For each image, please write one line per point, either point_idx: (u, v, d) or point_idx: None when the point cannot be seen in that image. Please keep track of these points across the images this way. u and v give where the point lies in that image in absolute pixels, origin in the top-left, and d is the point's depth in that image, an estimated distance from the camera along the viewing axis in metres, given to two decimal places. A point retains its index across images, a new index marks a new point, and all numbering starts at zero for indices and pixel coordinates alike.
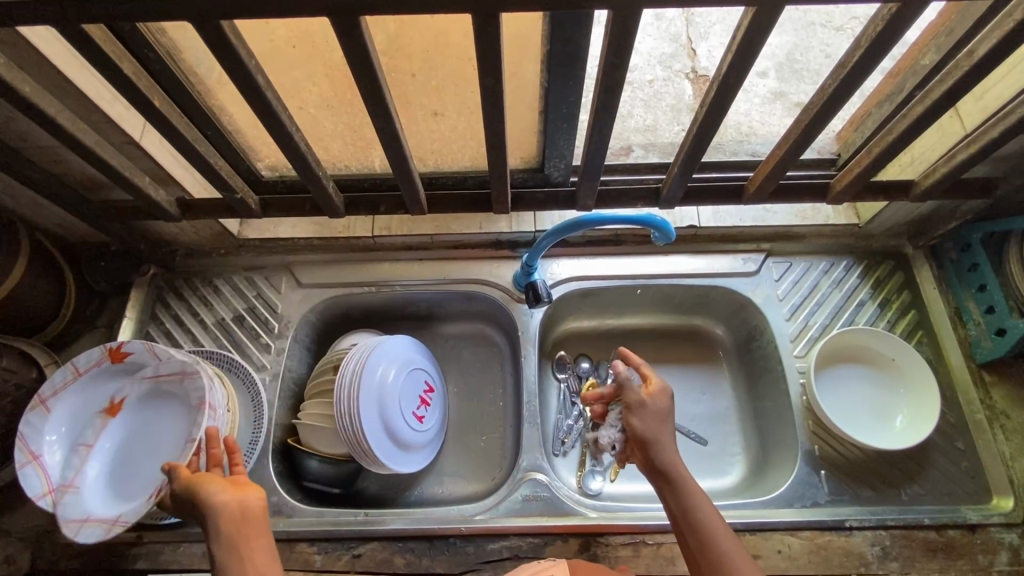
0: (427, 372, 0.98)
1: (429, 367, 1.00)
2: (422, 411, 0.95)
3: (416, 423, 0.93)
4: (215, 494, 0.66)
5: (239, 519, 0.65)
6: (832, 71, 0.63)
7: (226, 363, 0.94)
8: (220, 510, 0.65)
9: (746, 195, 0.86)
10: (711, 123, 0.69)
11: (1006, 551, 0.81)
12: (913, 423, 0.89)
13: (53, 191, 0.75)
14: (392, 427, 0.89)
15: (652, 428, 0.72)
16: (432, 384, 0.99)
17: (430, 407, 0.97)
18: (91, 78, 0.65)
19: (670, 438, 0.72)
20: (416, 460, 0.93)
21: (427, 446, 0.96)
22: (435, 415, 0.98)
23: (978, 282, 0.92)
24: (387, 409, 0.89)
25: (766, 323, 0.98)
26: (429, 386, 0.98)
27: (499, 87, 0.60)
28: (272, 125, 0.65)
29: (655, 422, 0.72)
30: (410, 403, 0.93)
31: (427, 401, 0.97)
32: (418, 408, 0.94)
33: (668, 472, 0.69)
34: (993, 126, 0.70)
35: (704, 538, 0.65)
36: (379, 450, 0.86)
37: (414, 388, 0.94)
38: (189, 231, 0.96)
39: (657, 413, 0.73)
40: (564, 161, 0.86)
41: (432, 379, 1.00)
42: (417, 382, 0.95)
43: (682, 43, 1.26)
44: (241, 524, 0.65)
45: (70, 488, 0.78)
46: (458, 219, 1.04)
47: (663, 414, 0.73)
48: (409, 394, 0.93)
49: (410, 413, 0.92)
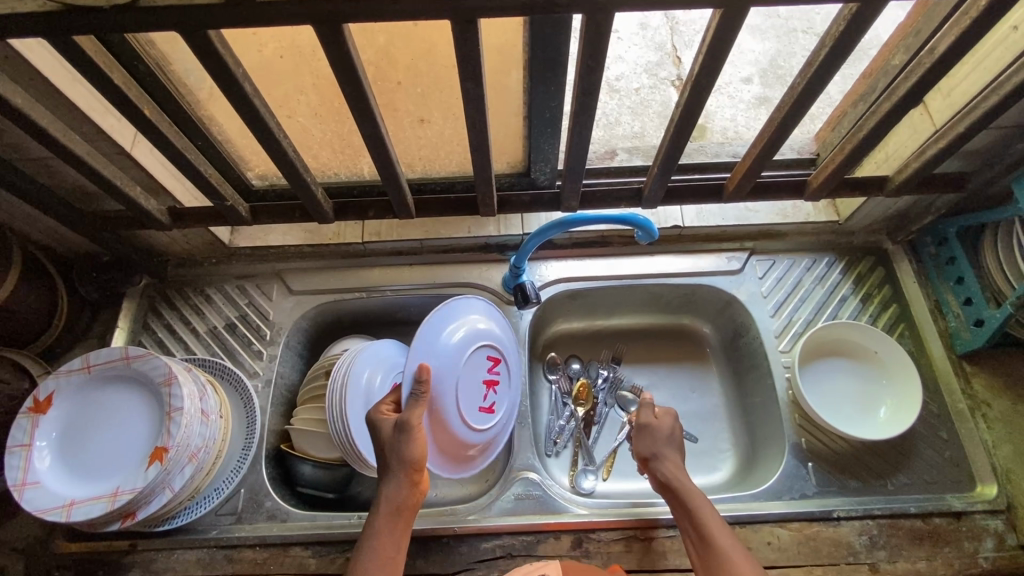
0: (489, 344, 0.88)
1: (491, 333, 0.90)
2: (490, 393, 0.88)
3: (487, 412, 0.87)
4: (398, 467, 0.71)
5: (392, 509, 0.69)
6: (800, 71, 0.66)
7: (218, 370, 0.95)
8: (398, 491, 0.70)
9: (726, 194, 0.88)
10: (688, 121, 0.72)
11: (991, 537, 0.83)
12: (896, 414, 0.90)
13: (44, 202, 0.76)
14: (452, 431, 0.83)
15: (654, 449, 0.77)
16: (497, 354, 0.89)
17: (498, 380, 0.90)
18: (82, 89, 0.67)
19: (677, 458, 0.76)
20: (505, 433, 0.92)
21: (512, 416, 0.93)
22: (507, 384, 0.91)
23: (956, 275, 0.94)
24: (438, 412, 0.82)
25: (751, 320, 1.00)
26: (494, 360, 0.89)
27: (479, 91, 0.62)
28: (260, 132, 0.66)
29: (659, 441, 0.77)
30: (475, 396, 0.86)
31: (495, 378, 0.89)
32: (486, 397, 0.87)
33: (671, 485, 0.74)
34: (961, 120, 0.72)
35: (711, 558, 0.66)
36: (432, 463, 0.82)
37: (475, 376, 0.86)
38: (181, 240, 0.97)
39: (665, 435, 0.78)
40: (549, 164, 0.88)
41: (498, 345, 0.90)
42: (478, 363, 0.87)
43: (667, 51, 1.30)
44: (392, 513, 0.69)
45: (29, 485, 0.76)
46: (447, 223, 1.05)
47: (664, 439, 0.78)
48: (471, 385, 0.85)
49: (478, 407, 0.86)
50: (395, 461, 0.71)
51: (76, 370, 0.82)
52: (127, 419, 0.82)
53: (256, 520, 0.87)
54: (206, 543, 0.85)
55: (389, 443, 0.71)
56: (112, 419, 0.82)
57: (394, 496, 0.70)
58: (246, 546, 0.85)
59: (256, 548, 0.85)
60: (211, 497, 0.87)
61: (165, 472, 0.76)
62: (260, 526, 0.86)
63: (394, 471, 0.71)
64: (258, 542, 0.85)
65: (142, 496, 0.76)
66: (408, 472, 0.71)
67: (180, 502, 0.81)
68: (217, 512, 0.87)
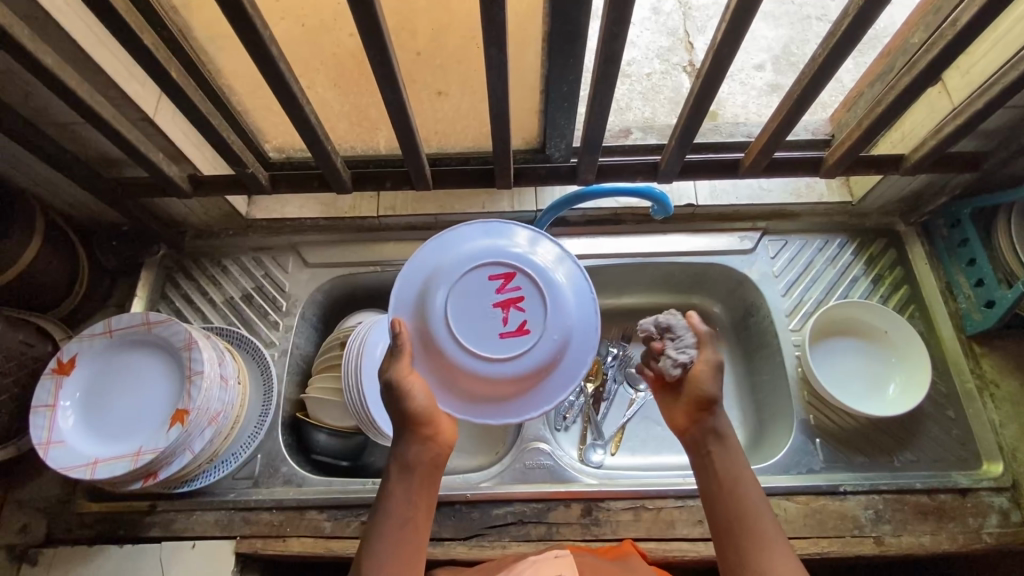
0: (487, 258, 0.68)
1: (490, 246, 0.70)
2: (513, 314, 0.67)
3: (520, 338, 0.66)
4: (404, 423, 0.67)
5: (403, 468, 0.66)
6: (822, 41, 0.66)
7: (235, 338, 0.97)
8: (406, 448, 0.67)
9: (742, 169, 0.89)
10: (708, 90, 0.72)
11: (996, 513, 0.84)
12: (905, 392, 0.91)
13: (69, 166, 0.78)
14: (479, 373, 0.65)
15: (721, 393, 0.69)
16: (502, 265, 0.68)
17: (521, 296, 0.68)
18: (109, 53, 0.68)
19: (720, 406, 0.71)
20: (576, 357, 0.68)
21: (575, 330, 0.69)
22: (538, 297, 0.68)
23: (968, 257, 0.94)
24: (445, 359, 0.66)
25: (762, 299, 1.00)
26: (499, 273, 0.68)
27: (503, 56, 0.63)
28: (286, 96, 0.67)
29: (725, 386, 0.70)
30: (486, 322, 0.66)
31: (513, 295, 0.68)
32: (506, 318, 0.67)
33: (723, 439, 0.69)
34: (979, 97, 0.73)
35: (745, 515, 0.64)
36: (476, 416, 0.67)
37: (479, 302, 0.67)
38: (198, 210, 0.99)
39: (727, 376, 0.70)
40: (564, 140, 0.87)
41: (502, 257, 0.69)
42: (478, 284, 0.68)
43: (679, 36, 1.30)
44: (402, 472, 0.66)
45: (53, 444, 0.77)
46: (460, 198, 1.05)
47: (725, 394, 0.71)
48: (476, 312, 0.67)
49: (497, 334, 0.66)
50: (397, 418, 0.67)
51: (99, 334, 0.84)
52: (148, 382, 0.83)
53: (273, 484, 0.89)
54: (224, 505, 0.87)
55: (389, 400, 0.67)
56: (133, 383, 0.84)
57: (404, 451, 0.67)
58: (263, 509, 0.87)
59: (273, 511, 0.87)
60: (230, 460, 0.89)
61: (186, 434, 0.78)
62: (276, 490, 0.88)
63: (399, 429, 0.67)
64: (275, 505, 0.87)
65: (164, 456, 0.77)
66: (413, 430, 0.67)
67: (199, 464, 0.83)
68: (234, 476, 0.89)
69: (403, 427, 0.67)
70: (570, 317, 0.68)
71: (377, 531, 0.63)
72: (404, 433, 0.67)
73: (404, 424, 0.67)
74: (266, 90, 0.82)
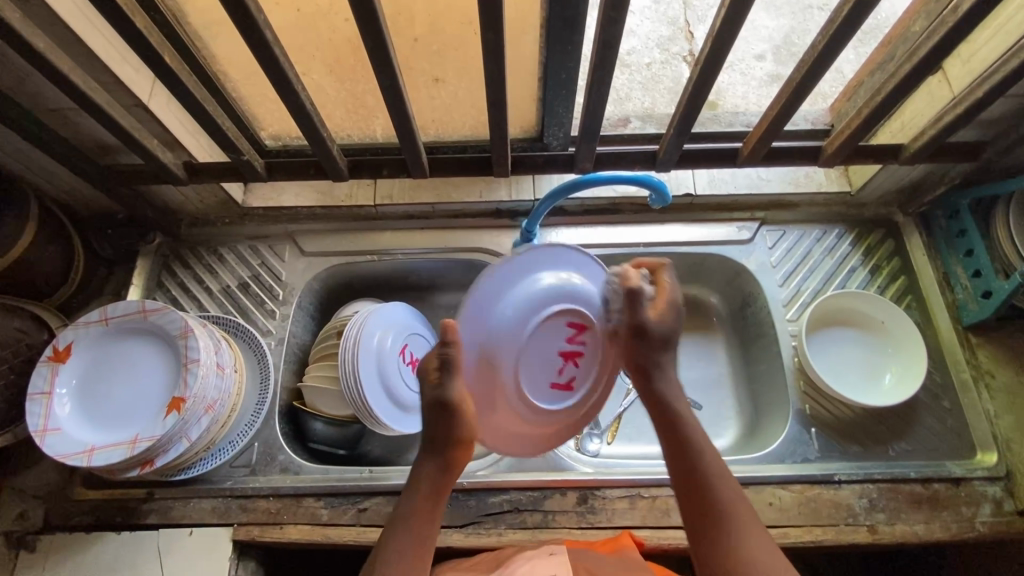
0: (573, 308, 0.71)
1: (574, 292, 0.72)
2: (566, 366, 0.73)
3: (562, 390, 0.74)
4: (445, 444, 0.67)
5: (435, 486, 0.67)
6: (823, 27, 0.66)
7: (232, 327, 0.96)
8: (441, 467, 0.68)
9: (740, 158, 0.88)
10: (707, 78, 0.71)
11: (989, 503, 0.84)
12: (901, 381, 0.92)
13: (63, 153, 0.77)
14: (519, 417, 0.71)
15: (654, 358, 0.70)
16: (579, 319, 0.72)
17: (579, 351, 0.74)
18: (102, 38, 0.67)
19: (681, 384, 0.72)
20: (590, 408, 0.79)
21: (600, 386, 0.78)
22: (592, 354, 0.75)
23: (966, 247, 0.94)
24: (500, 398, 0.69)
25: (759, 289, 1.00)
26: (576, 326, 0.72)
27: (500, 41, 0.62)
28: (280, 80, 0.67)
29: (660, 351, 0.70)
30: (547, 369, 0.72)
31: (576, 348, 0.73)
32: (562, 370, 0.73)
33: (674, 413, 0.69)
34: (979, 85, 0.72)
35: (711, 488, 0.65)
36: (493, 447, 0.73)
37: (547, 349, 0.71)
38: (194, 198, 0.98)
39: (662, 342, 0.70)
40: (562, 129, 0.87)
41: (581, 309, 0.72)
42: (553, 331, 0.71)
43: (680, 25, 1.28)
44: (435, 490, 0.67)
45: (50, 431, 0.77)
46: (458, 186, 1.05)
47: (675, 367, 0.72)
48: (543, 359, 0.71)
49: (551, 383, 0.72)
50: (440, 437, 0.67)
51: (95, 322, 0.84)
52: (145, 370, 0.83)
53: (270, 472, 0.89)
54: (220, 493, 0.87)
55: (437, 417, 0.66)
56: (131, 373, 0.83)
57: (437, 471, 0.68)
58: (260, 496, 0.87)
59: (270, 499, 0.87)
60: (227, 448, 0.89)
61: (183, 421, 0.78)
62: (273, 478, 0.88)
63: (436, 448, 0.67)
64: (272, 493, 0.87)
65: (160, 444, 0.77)
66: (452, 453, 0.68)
67: (196, 452, 0.83)
68: (231, 464, 0.89)
69: (442, 448, 0.67)
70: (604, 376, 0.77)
71: (397, 543, 0.64)
72: (442, 453, 0.67)
73: (446, 444, 0.67)
74: (261, 77, 0.81)
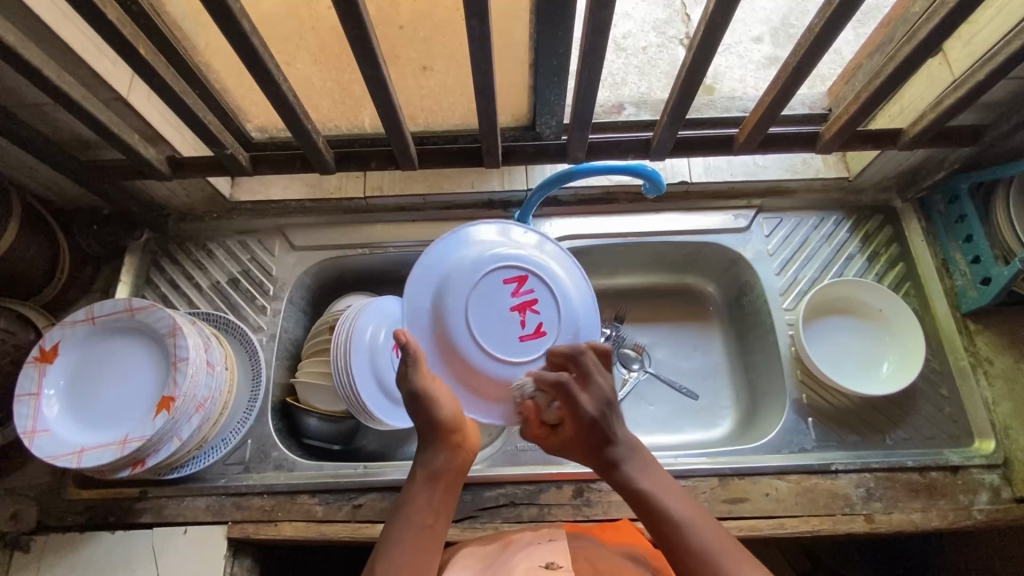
0: (500, 263, 0.75)
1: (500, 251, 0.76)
2: (526, 317, 0.75)
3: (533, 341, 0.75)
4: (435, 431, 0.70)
5: (440, 478, 0.70)
6: (819, 9, 0.64)
7: (222, 323, 0.95)
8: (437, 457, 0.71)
9: (736, 145, 0.86)
10: (701, 62, 0.69)
11: (987, 491, 0.84)
12: (898, 369, 0.91)
13: (42, 149, 0.75)
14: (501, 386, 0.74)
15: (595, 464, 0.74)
16: (514, 271, 0.76)
17: (534, 297, 0.76)
18: (76, 30, 0.65)
19: (636, 452, 0.72)
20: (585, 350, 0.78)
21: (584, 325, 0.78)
22: (550, 296, 0.76)
23: (965, 233, 0.93)
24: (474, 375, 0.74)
25: (756, 278, 0.99)
26: (516, 279, 0.76)
27: (486, 28, 0.60)
28: (259, 70, 0.65)
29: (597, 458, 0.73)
30: (506, 328, 0.74)
31: (528, 297, 0.76)
32: (524, 321, 0.75)
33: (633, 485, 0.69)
34: (980, 68, 0.71)
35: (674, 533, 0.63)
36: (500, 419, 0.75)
37: (496, 310, 0.74)
38: (180, 192, 0.96)
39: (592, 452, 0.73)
40: (555, 117, 0.85)
41: (517, 261, 0.76)
42: (494, 289, 0.75)
43: (676, 8, 1.25)
44: (439, 481, 0.69)
45: (39, 433, 0.77)
46: (449, 177, 1.03)
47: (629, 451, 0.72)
48: (496, 317, 0.74)
49: (517, 336, 0.75)
50: (427, 426, 0.70)
51: (81, 321, 0.82)
52: (134, 369, 0.82)
53: (263, 470, 0.88)
54: (214, 491, 0.86)
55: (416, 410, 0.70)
56: (119, 372, 0.82)
57: (433, 459, 0.71)
58: (254, 494, 0.86)
59: (264, 496, 0.86)
60: (220, 447, 0.88)
61: (172, 421, 0.76)
62: (266, 475, 0.88)
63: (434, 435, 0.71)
64: (266, 490, 0.87)
65: (151, 443, 0.76)
66: (446, 442, 0.71)
67: (188, 451, 0.82)
68: (225, 462, 0.89)
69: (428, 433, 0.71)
70: (579, 318, 0.78)
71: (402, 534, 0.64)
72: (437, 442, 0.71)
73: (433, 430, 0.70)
74: (244, 68, 0.79)
